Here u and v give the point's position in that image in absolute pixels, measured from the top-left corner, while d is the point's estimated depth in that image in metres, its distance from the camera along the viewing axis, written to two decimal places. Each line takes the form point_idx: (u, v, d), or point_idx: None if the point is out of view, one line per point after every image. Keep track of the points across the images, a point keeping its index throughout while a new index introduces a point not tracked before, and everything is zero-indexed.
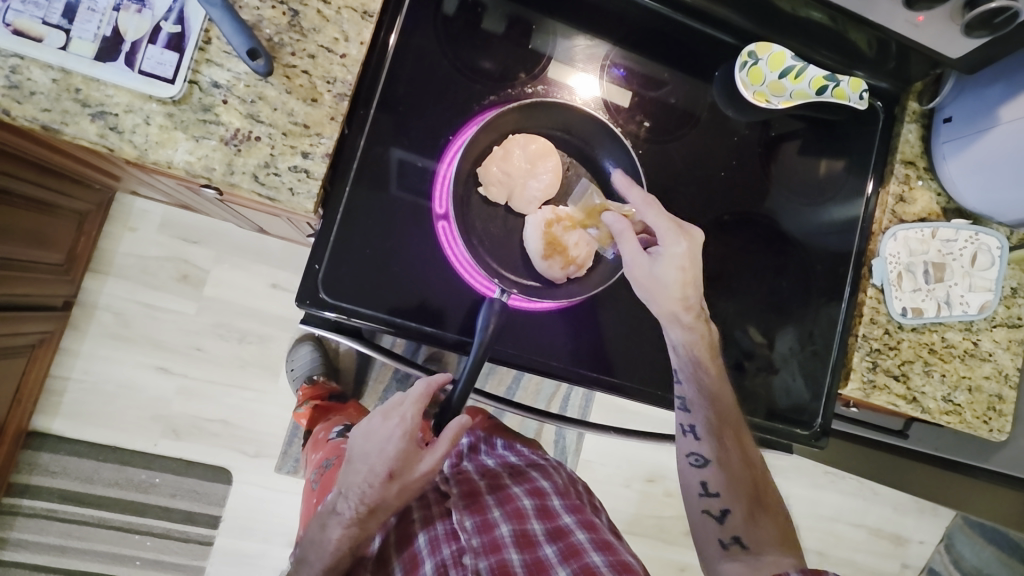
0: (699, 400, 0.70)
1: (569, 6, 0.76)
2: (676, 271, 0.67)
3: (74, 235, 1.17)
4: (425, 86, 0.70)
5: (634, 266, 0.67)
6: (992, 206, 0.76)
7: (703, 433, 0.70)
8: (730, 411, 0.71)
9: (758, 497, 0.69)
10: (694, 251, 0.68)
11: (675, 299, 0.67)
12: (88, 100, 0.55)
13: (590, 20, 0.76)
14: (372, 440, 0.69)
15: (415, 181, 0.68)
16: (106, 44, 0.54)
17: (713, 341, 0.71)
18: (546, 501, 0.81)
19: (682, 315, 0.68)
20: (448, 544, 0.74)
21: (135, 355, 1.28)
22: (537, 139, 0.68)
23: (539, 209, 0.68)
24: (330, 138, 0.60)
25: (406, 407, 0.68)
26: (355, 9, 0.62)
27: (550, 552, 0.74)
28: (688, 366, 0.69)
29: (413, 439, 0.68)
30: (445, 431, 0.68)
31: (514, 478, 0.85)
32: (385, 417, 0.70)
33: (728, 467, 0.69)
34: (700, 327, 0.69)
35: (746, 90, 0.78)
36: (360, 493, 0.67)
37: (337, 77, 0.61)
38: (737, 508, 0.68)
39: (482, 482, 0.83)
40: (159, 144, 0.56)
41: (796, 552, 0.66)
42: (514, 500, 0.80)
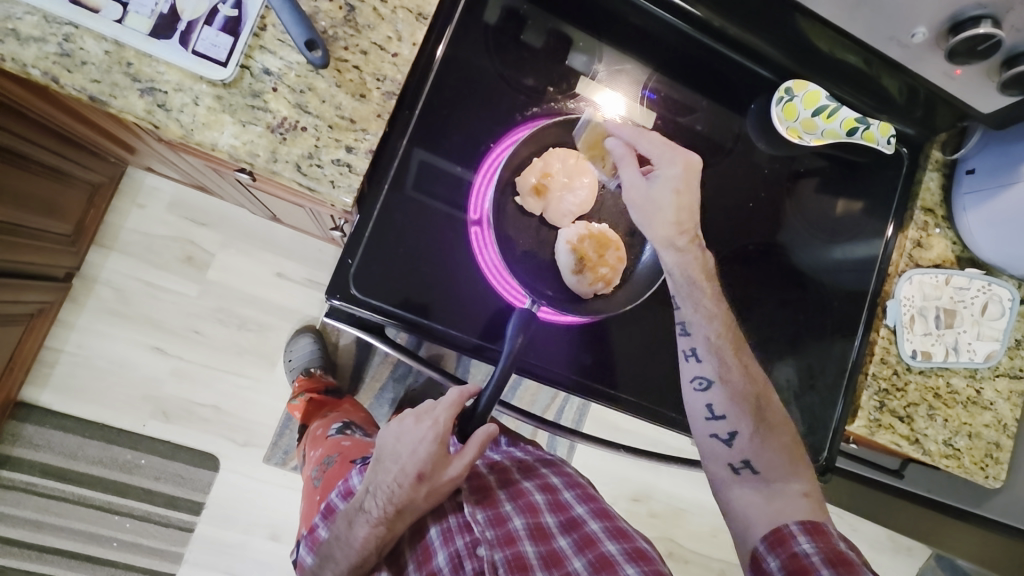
0: (700, 322, 0.68)
1: (613, 27, 0.77)
2: (671, 195, 0.67)
3: (83, 207, 1.15)
4: (469, 93, 0.70)
5: (630, 189, 0.67)
6: (1007, 259, 0.78)
7: (705, 354, 0.68)
8: (727, 324, 0.69)
9: (763, 414, 0.68)
10: (690, 176, 0.68)
11: (670, 222, 0.67)
12: (138, 75, 0.54)
13: (631, 42, 0.78)
14: (404, 441, 0.69)
15: (451, 185, 0.68)
16: (162, 21, 0.54)
17: (709, 264, 0.69)
18: (558, 495, 0.81)
19: (677, 239, 0.67)
20: (462, 535, 0.75)
21: (132, 333, 1.26)
22: (576, 155, 0.69)
23: (574, 223, 0.68)
24: (374, 134, 0.60)
25: (439, 411, 0.69)
26: (411, 10, 0.62)
27: (564, 544, 0.74)
28: (685, 288, 0.67)
29: (444, 442, 0.68)
30: (472, 437, 0.68)
31: (523, 473, 0.85)
32: (418, 420, 0.70)
33: (731, 386, 0.67)
34: (694, 250, 0.68)
35: (780, 125, 0.80)
36: (390, 492, 0.67)
37: (386, 75, 0.61)
38: (743, 429, 0.67)
39: (491, 477, 0.82)
40: (206, 125, 0.56)
41: (804, 472, 0.68)
42: (527, 495, 0.80)
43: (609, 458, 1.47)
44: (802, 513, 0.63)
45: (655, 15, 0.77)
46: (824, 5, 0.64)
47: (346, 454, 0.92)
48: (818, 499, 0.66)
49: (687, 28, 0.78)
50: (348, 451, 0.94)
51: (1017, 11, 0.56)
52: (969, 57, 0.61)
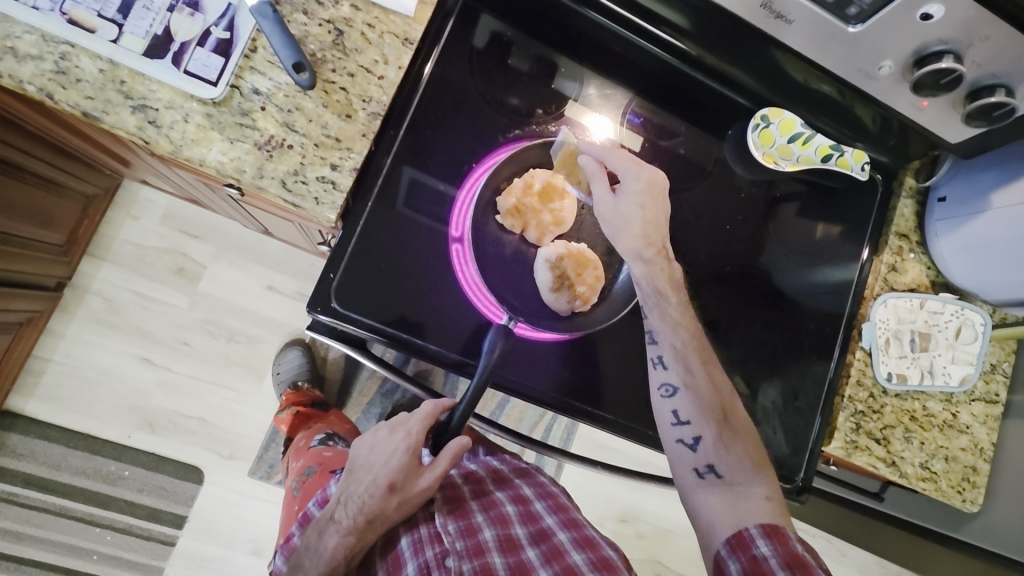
0: (666, 330, 0.69)
1: (597, 54, 0.79)
2: (637, 210, 0.69)
3: (77, 217, 1.17)
4: (453, 114, 0.72)
5: (600, 204, 0.69)
6: (978, 284, 0.80)
7: (671, 361, 0.69)
8: (694, 334, 0.70)
9: (726, 418, 0.68)
10: (654, 189, 0.70)
11: (636, 235, 0.69)
12: (131, 93, 0.56)
13: (613, 68, 0.80)
14: (380, 451, 0.70)
15: (434, 202, 0.70)
16: (156, 41, 0.56)
17: (676, 276, 0.71)
18: (529, 506, 0.82)
19: (644, 251, 0.69)
20: (432, 546, 0.75)
21: (121, 343, 1.27)
22: (556, 176, 0.71)
23: (553, 243, 0.70)
24: (359, 153, 0.62)
25: (412, 423, 0.70)
26: (397, 35, 0.64)
27: (533, 555, 0.75)
28: (652, 297, 0.69)
29: (415, 453, 0.69)
30: (444, 451, 0.69)
31: (498, 484, 0.86)
32: (391, 432, 0.71)
33: (696, 392, 0.68)
34: (662, 261, 0.70)
35: (756, 150, 0.82)
36: (361, 501, 0.67)
37: (372, 97, 0.63)
38: (708, 433, 0.67)
39: (466, 487, 0.83)
40: (195, 142, 0.58)
41: (767, 477, 0.67)
42: (498, 505, 0.81)
43: (596, 477, 1.47)
44: (763, 517, 0.62)
45: (636, 44, 0.80)
46: (797, 39, 0.66)
47: (327, 465, 0.93)
48: (781, 502, 0.65)
49: (666, 56, 0.81)
50: (328, 462, 0.94)
51: (976, 48, 0.59)
52: (935, 90, 0.64)
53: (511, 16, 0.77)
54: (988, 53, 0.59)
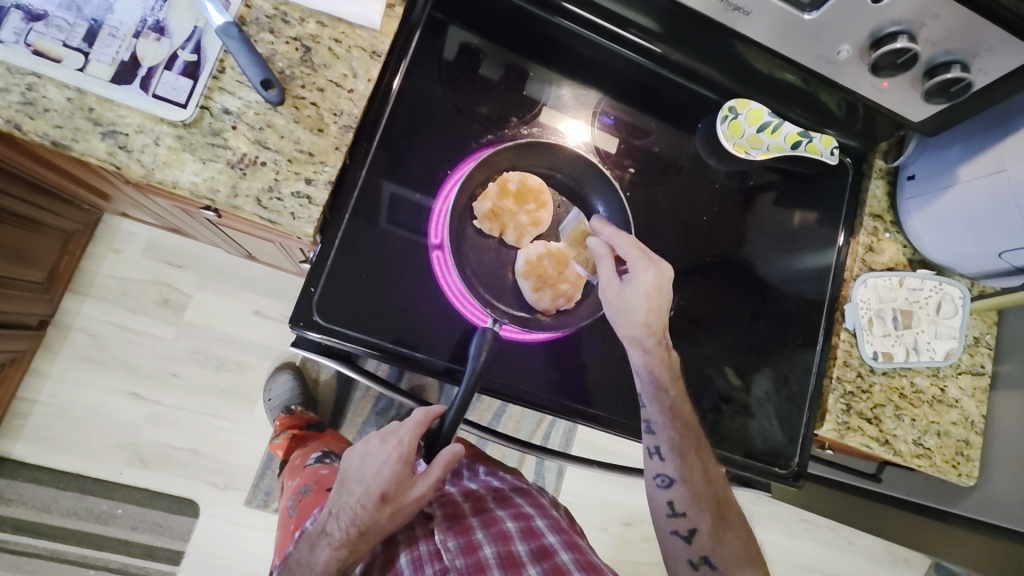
0: (663, 421, 0.68)
1: (564, 58, 0.81)
2: (642, 298, 0.65)
3: (57, 255, 1.16)
4: (426, 124, 0.73)
5: (605, 287, 0.67)
6: (954, 257, 0.81)
7: (667, 453, 0.69)
8: (693, 428, 0.69)
9: (721, 509, 0.69)
10: (663, 283, 0.66)
11: (638, 323, 0.66)
12: (100, 119, 0.56)
13: (582, 70, 0.81)
14: (370, 460, 0.69)
15: (413, 213, 0.70)
16: (123, 68, 0.57)
17: (675, 365, 0.69)
18: (531, 523, 0.82)
19: (645, 339, 0.67)
20: (432, 564, 0.75)
21: (109, 379, 1.25)
22: (530, 175, 0.70)
23: (532, 243, 0.70)
24: (333, 166, 0.62)
25: (403, 432, 0.69)
26: (365, 49, 0.65)
27: (534, 573, 0.72)
28: (650, 388, 0.68)
29: (408, 462, 0.68)
30: (437, 458, 0.69)
31: (498, 502, 0.86)
32: (382, 440, 0.70)
33: (693, 486, 0.68)
34: (661, 350, 0.68)
35: (727, 142, 0.83)
36: (354, 513, 0.67)
37: (343, 110, 0.63)
38: (702, 525, 0.69)
39: (466, 505, 0.83)
40: (167, 164, 0.58)
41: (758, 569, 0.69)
42: (499, 522, 0.80)
43: (598, 482, 1.46)
44: None
45: (603, 45, 0.81)
46: (756, 29, 0.68)
47: (322, 482, 0.92)
48: None
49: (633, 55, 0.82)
50: (323, 480, 0.94)
51: (929, 27, 0.61)
52: (893, 70, 0.66)
53: (478, 26, 0.78)
54: (941, 32, 0.61)
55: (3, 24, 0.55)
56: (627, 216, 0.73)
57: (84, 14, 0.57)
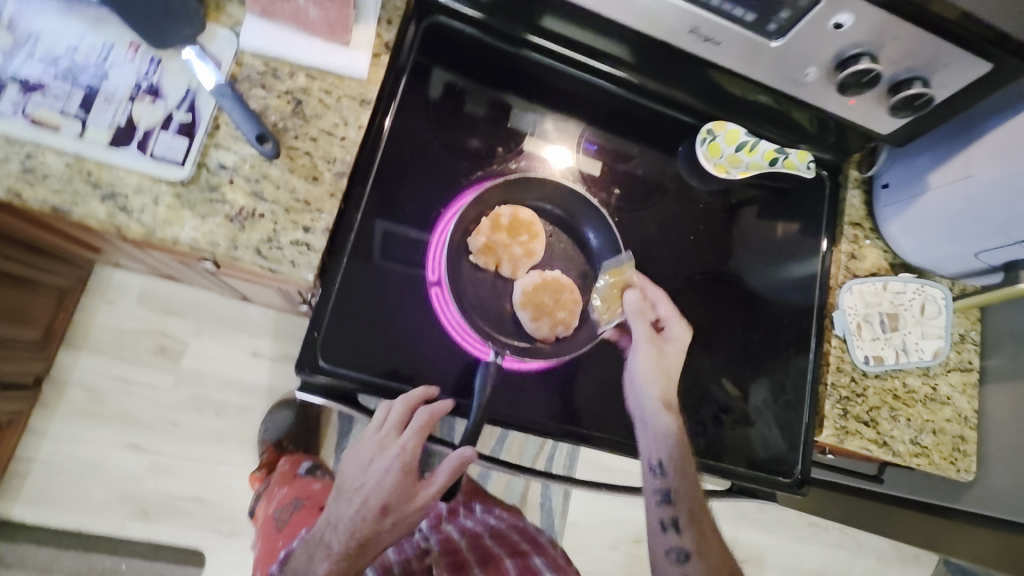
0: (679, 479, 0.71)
1: (546, 92, 0.83)
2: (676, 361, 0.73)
3: (51, 310, 1.16)
4: (417, 165, 0.75)
5: (645, 345, 0.72)
6: (933, 259, 0.84)
7: (676, 505, 0.71)
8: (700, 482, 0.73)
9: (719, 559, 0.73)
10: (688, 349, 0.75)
11: (670, 383, 0.72)
12: (99, 182, 0.58)
13: (565, 103, 0.84)
14: (370, 467, 0.70)
15: (410, 248, 0.72)
16: (120, 132, 0.59)
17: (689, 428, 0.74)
18: (527, 561, 0.91)
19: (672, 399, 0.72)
20: None
21: (107, 433, 1.24)
22: (521, 209, 0.72)
23: (527, 274, 0.71)
24: (329, 213, 0.64)
25: (404, 438, 0.67)
26: (354, 98, 0.67)
27: None
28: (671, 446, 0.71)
29: (409, 472, 0.69)
30: (445, 463, 0.68)
31: (497, 542, 0.95)
32: (381, 445, 0.69)
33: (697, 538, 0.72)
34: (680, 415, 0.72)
35: (707, 162, 0.86)
36: (349, 524, 0.69)
37: (336, 158, 0.65)
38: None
39: (468, 549, 0.92)
40: (167, 222, 0.59)
41: None
42: (499, 562, 0.88)
43: (606, 502, 1.46)
44: None
45: (582, 79, 0.84)
46: (726, 57, 0.71)
47: (314, 500, 0.97)
48: None
49: (611, 87, 0.85)
50: (314, 497, 0.98)
51: (889, 47, 0.64)
52: (859, 89, 0.68)
53: (461, 67, 0.80)
54: (900, 51, 0.65)
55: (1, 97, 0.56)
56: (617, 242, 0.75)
57: (79, 82, 0.59)
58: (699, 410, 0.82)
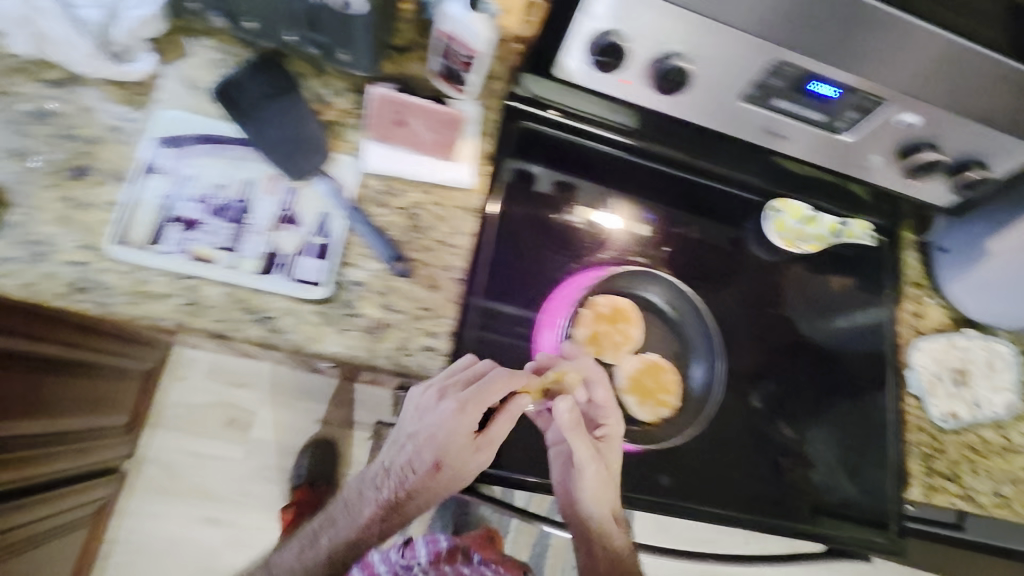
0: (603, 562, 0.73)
1: (631, 180, 0.89)
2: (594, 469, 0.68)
3: (137, 394, 1.21)
4: (518, 260, 0.79)
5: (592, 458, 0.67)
6: (996, 317, 0.89)
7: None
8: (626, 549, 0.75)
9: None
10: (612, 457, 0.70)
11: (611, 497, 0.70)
12: (253, 307, 0.64)
13: (647, 191, 0.90)
14: (425, 418, 0.65)
15: (519, 348, 0.75)
16: (268, 260, 0.65)
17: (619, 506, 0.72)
18: None
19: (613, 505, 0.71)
20: None
21: (184, 509, 1.29)
22: (617, 297, 0.78)
23: (629, 359, 0.76)
24: (451, 317, 0.69)
25: (489, 393, 0.63)
26: (464, 207, 0.73)
27: None
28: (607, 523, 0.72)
29: (464, 432, 0.64)
30: (512, 411, 0.66)
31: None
32: (445, 396, 0.64)
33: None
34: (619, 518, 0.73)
35: (775, 235, 0.91)
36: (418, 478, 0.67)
37: (453, 265, 0.71)
38: None
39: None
40: (314, 339, 0.65)
41: None
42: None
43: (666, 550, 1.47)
44: None
45: (663, 169, 0.87)
46: (795, 148, 0.78)
47: None
48: None
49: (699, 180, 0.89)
50: None
51: (951, 137, 0.70)
52: (927, 172, 0.74)
53: (553, 163, 0.85)
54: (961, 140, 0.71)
55: (164, 236, 0.62)
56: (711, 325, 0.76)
57: (229, 215, 0.65)
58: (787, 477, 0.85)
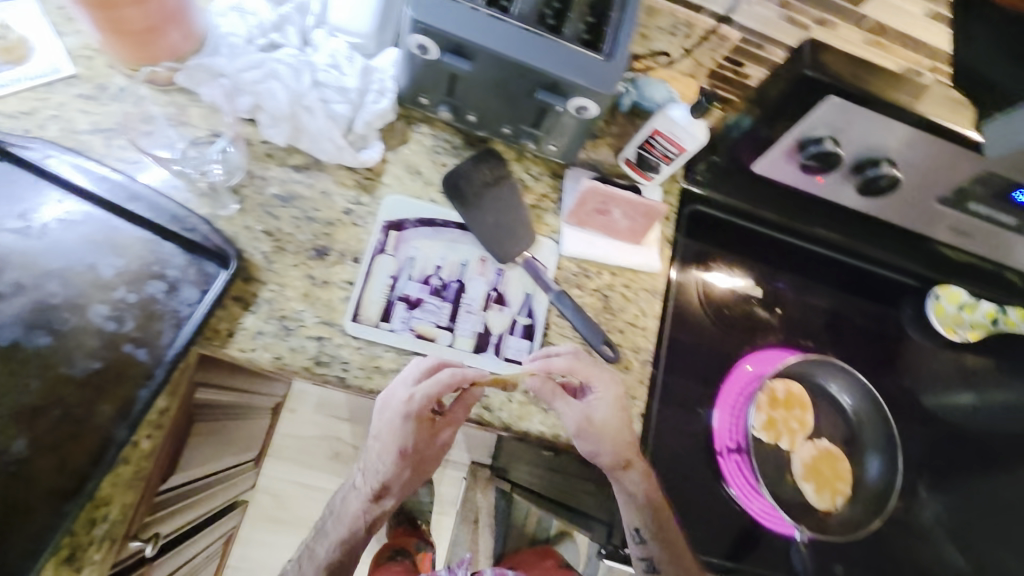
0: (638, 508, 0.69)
1: (795, 261, 0.90)
2: (618, 414, 0.67)
3: (262, 431, 1.25)
4: (694, 342, 0.81)
5: (571, 412, 0.65)
6: None
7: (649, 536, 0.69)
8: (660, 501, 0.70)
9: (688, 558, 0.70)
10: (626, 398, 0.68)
11: (623, 442, 0.67)
12: (467, 384, 0.67)
13: (808, 271, 0.90)
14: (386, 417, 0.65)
15: (695, 428, 0.78)
16: (479, 338, 0.69)
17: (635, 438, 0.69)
18: None
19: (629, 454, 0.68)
20: None
21: (291, 538, 1.34)
22: (791, 383, 0.81)
23: (802, 444, 0.80)
24: (641, 399, 0.72)
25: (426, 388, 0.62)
26: (648, 289, 0.77)
27: None
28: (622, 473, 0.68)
29: (420, 417, 0.64)
30: (440, 381, 0.62)
31: None
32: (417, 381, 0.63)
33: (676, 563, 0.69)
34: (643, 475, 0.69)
35: (936, 322, 0.90)
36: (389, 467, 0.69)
37: (641, 347, 0.74)
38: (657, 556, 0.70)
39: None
40: (520, 417, 0.67)
41: None
42: None
43: None
44: None
45: (829, 255, 0.90)
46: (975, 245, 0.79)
47: None
48: None
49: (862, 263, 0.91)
50: None
51: None
52: None
53: (727, 245, 0.88)
54: None
55: (393, 315, 0.67)
56: (884, 413, 0.80)
57: (446, 295, 0.69)
58: (953, 573, 0.82)
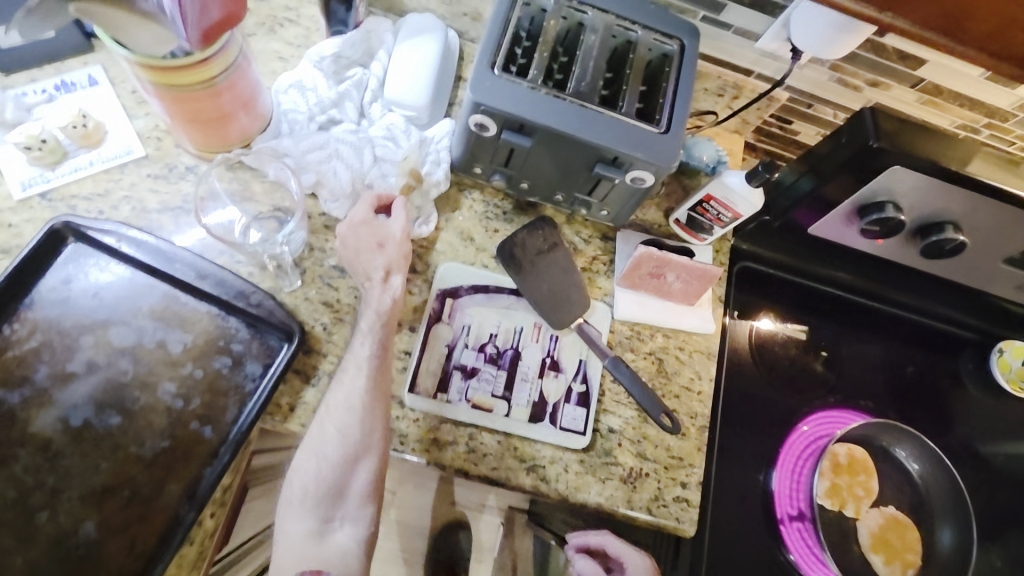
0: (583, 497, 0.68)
1: (865, 320, 0.87)
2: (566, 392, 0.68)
3: None
4: (751, 404, 0.79)
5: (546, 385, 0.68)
6: None
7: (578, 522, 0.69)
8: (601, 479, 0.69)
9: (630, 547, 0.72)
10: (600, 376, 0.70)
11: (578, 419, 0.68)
12: (523, 455, 0.66)
13: (877, 328, 0.87)
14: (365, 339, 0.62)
15: (755, 495, 0.76)
16: (535, 407, 0.68)
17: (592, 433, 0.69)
18: None
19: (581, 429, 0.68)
20: None
21: None
22: (854, 448, 0.79)
23: (869, 511, 0.77)
24: (699, 467, 0.70)
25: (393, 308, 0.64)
26: (702, 351, 0.75)
27: None
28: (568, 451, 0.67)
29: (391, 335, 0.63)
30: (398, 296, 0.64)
31: None
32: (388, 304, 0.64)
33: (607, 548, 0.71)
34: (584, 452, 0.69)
35: (1004, 378, 0.85)
36: (360, 416, 0.59)
37: (697, 412, 0.72)
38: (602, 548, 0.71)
39: None
40: (577, 488, 0.66)
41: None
42: None
43: None
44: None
45: (897, 314, 0.88)
46: None
47: None
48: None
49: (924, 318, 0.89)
50: None
51: None
52: None
53: (797, 310, 0.86)
54: None
55: (450, 385, 0.67)
56: (955, 480, 0.77)
57: (501, 363, 0.69)
58: None
